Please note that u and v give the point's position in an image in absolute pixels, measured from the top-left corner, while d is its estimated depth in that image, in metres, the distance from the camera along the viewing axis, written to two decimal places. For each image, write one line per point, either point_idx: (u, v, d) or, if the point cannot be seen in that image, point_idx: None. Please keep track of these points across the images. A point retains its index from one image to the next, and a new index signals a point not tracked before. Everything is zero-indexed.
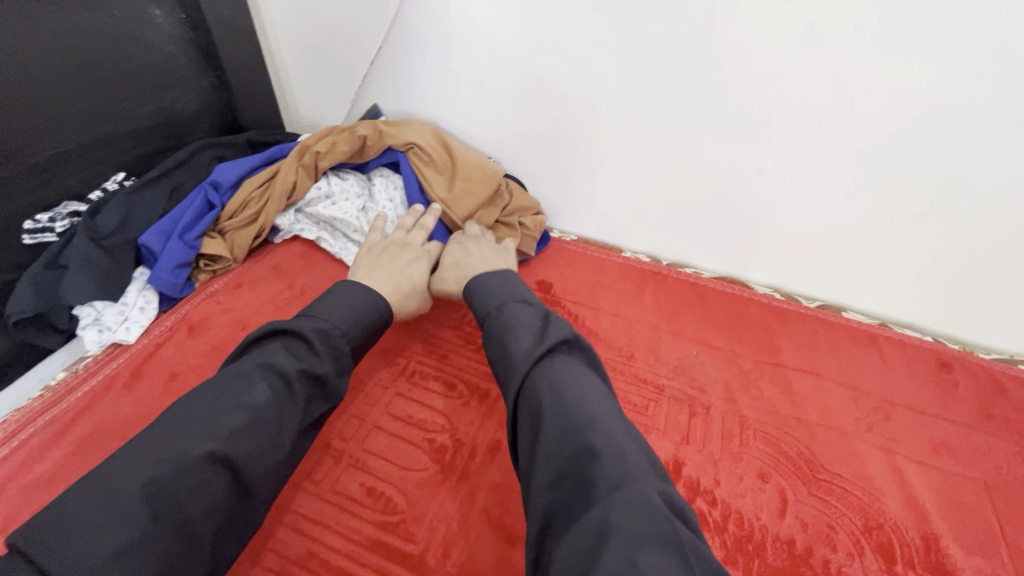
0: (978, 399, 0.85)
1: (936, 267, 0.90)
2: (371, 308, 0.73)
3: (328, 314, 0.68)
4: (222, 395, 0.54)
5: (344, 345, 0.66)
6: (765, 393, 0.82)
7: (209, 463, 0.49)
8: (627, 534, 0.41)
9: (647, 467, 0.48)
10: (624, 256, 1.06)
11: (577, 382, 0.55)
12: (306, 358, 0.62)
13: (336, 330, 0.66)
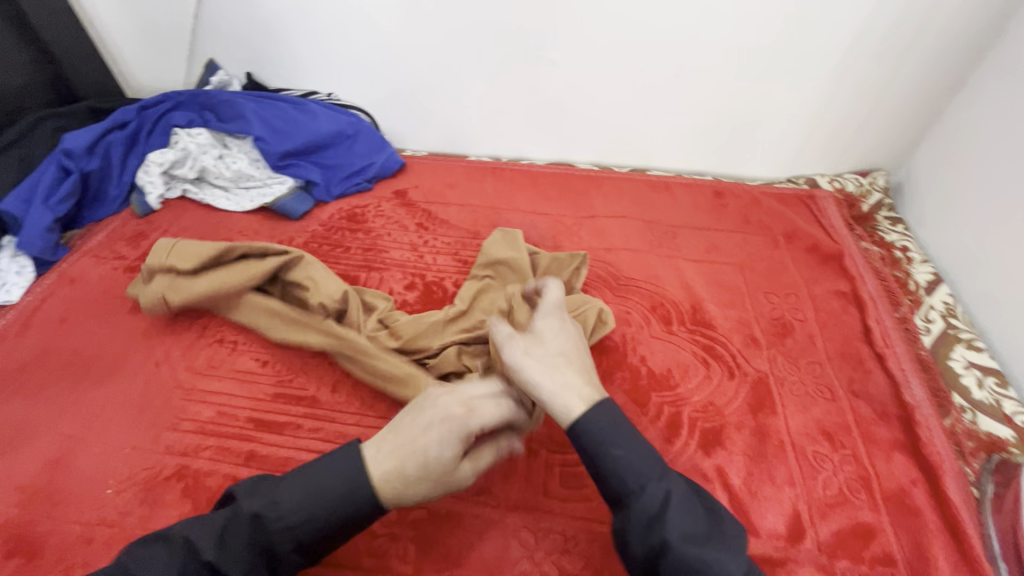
0: (741, 212, 1.10)
1: (701, 118, 1.14)
2: (345, 500, 0.52)
3: (303, 496, 0.52)
4: (147, 556, 0.48)
5: (287, 544, 0.51)
6: (582, 237, 1.04)
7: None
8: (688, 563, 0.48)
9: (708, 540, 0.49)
10: (468, 159, 1.22)
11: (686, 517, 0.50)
12: (235, 551, 0.49)
13: (281, 524, 0.51)
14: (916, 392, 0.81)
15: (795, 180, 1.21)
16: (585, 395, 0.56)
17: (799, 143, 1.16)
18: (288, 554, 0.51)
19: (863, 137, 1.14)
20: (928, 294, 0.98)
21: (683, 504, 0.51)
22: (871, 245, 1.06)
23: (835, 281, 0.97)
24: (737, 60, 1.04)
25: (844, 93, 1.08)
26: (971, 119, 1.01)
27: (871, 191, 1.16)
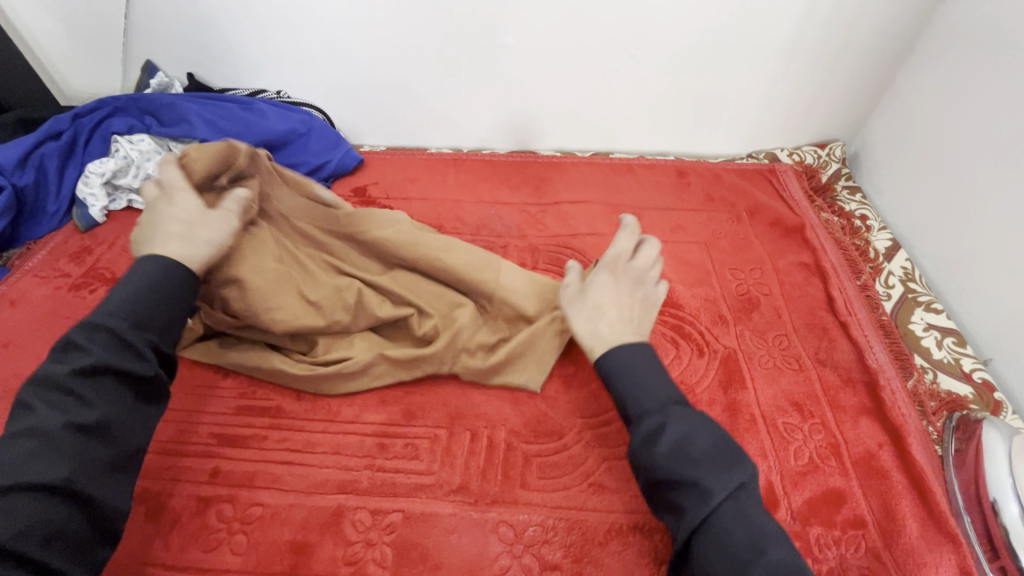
0: (704, 190, 1.11)
1: (660, 98, 1.13)
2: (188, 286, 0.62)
3: (119, 299, 0.57)
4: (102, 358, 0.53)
5: (124, 327, 0.55)
6: (547, 224, 1.03)
7: (86, 375, 0.52)
8: (668, 456, 0.53)
9: (704, 443, 0.53)
10: (428, 153, 1.20)
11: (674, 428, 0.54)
12: (95, 351, 0.53)
13: (114, 312, 0.55)
14: (879, 356, 0.82)
15: (755, 155, 1.22)
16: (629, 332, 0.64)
17: (757, 118, 1.17)
18: (131, 329, 0.55)
19: (819, 108, 1.16)
20: (888, 260, 1.00)
21: (664, 404, 0.57)
22: (832, 216, 1.07)
23: (798, 253, 0.98)
24: (692, 37, 1.04)
25: (799, 64, 1.08)
26: (921, 86, 1.03)
27: (829, 162, 1.18)
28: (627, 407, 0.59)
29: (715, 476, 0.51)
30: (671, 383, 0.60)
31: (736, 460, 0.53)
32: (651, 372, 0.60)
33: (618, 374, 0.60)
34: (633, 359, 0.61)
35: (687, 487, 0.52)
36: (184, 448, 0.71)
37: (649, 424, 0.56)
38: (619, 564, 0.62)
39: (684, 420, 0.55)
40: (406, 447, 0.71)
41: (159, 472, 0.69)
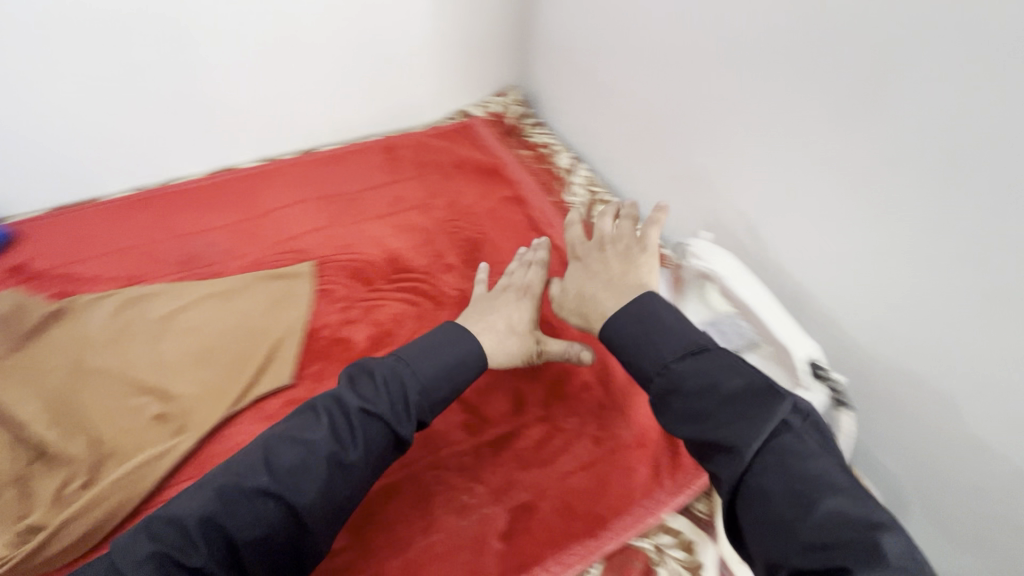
0: (412, 158, 1.17)
1: (340, 84, 1.15)
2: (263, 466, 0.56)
3: (420, 358, 0.66)
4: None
5: (381, 430, 0.60)
6: (263, 236, 0.99)
7: (270, 508, 0.54)
8: (430, 372, 0.65)
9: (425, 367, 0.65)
10: (102, 201, 1.04)
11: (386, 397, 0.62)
12: (313, 449, 0.57)
13: (380, 406, 0.60)
14: None
15: (452, 115, 1.32)
16: (629, 292, 0.69)
17: (439, 84, 1.27)
18: (354, 473, 0.58)
19: (486, 62, 1.29)
20: (571, 173, 1.17)
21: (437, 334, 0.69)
22: (522, 150, 1.23)
23: (501, 190, 1.11)
24: (338, 21, 1.06)
25: (452, 27, 1.18)
26: (545, 23, 1.20)
27: (511, 106, 1.32)
28: (640, 366, 0.61)
29: (734, 428, 0.52)
30: (682, 332, 0.61)
31: (767, 407, 0.52)
32: (647, 328, 0.63)
33: (616, 338, 0.65)
34: (627, 321, 0.64)
35: (716, 447, 0.53)
36: None
37: (659, 383, 0.59)
38: (399, 515, 0.65)
39: (691, 369, 0.57)
40: None
41: None
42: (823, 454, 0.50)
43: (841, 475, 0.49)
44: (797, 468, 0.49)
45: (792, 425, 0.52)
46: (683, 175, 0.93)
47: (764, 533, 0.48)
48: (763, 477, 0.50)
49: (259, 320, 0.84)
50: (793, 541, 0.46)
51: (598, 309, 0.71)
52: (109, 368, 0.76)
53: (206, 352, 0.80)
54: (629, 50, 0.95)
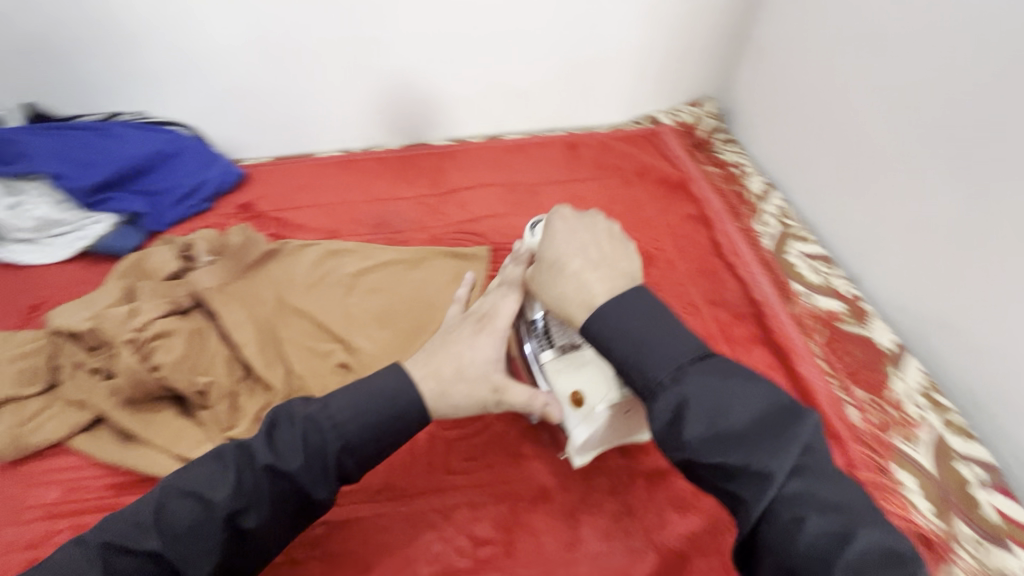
0: (594, 158, 1.14)
1: (540, 76, 1.16)
2: (345, 420, 0.49)
3: (712, 384, 0.43)
4: (135, 518, 0.47)
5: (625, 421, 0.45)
6: (447, 213, 1.03)
7: (288, 481, 0.48)
8: (701, 404, 0.42)
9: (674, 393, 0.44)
10: (316, 157, 1.15)
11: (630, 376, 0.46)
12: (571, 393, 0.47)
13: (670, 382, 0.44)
14: (764, 289, 0.89)
15: (639, 119, 1.27)
16: (619, 284, 0.51)
17: (634, 85, 1.22)
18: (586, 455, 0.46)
19: (687, 69, 1.22)
20: (762, 202, 1.08)
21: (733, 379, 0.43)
22: (711, 167, 1.15)
23: (686, 206, 1.04)
24: (557, 15, 1.06)
25: (663, 27, 1.14)
26: (771, 37, 1.11)
27: (704, 118, 1.25)
28: (632, 379, 0.46)
29: (766, 456, 0.40)
30: (682, 329, 0.47)
31: (793, 425, 0.41)
32: (648, 323, 0.47)
33: (600, 333, 0.48)
34: (622, 315, 0.48)
35: (733, 476, 0.41)
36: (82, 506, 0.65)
37: (665, 401, 0.43)
38: (544, 524, 0.64)
39: (705, 382, 0.43)
40: None
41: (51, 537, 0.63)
42: (839, 474, 0.41)
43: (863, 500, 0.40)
44: (827, 497, 0.39)
45: (811, 458, 0.41)
46: (920, 226, 0.84)
47: (792, 573, 0.38)
48: (804, 516, 0.38)
49: (437, 296, 0.88)
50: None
51: (584, 296, 0.51)
52: (307, 309, 0.84)
53: (388, 316, 0.86)
54: (891, 76, 0.86)
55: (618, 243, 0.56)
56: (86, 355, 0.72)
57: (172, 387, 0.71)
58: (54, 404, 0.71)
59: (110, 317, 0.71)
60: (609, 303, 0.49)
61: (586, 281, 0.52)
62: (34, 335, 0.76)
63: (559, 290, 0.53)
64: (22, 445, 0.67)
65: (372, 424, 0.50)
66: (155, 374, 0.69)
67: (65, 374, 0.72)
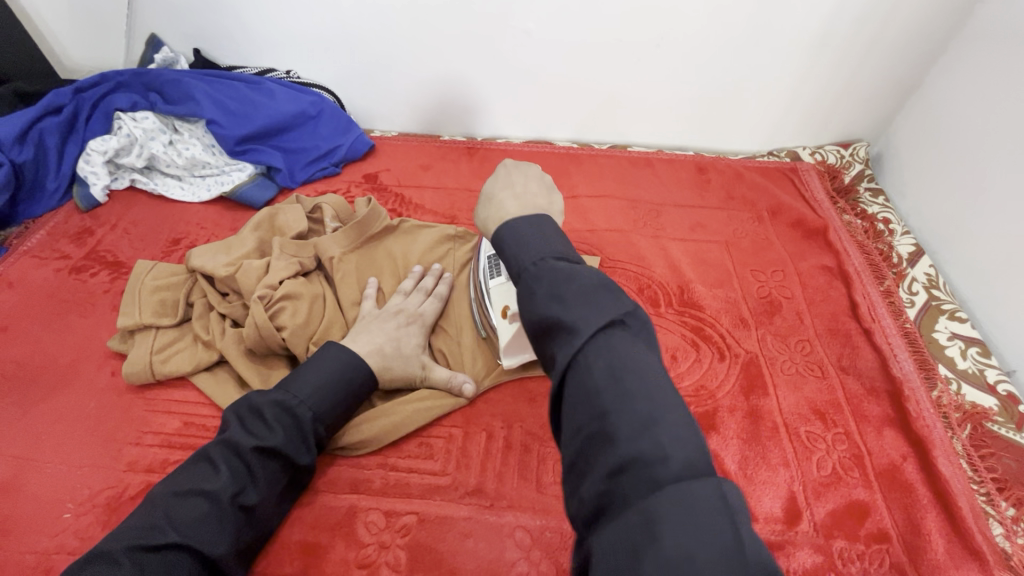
0: (724, 187, 1.08)
1: (682, 92, 1.10)
2: (341, 371, 0.64)
3: (585, 285, 0.40)
4: (197, 474, 0.55)
5: (541, 300, 0.41)
6: (564, 219, 1.00)
7: (316, 419, 0.61)
8: (577, 292, 0.40)
9: (594, 282, 0.41)
10: (441, 139, 1.16)
11: (573, 280, 0.41)
12: (549, 289, 0.41)
13: (572, 280, 0.41)
14: (904, 365, 0.81)
15: (777, 152, 1.18)
16: (531, 211, 0.51)
17: (781, 116, 1.14)
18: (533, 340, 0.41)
19: (845, 107, 1.12)
20: (911, 266, 0.97)
21: (596, 282, 0.41)
22: (854, 218, 1.05)
23: (821, 256, 0.96)
24: (716, 31, 1.00)
25: (831, 60, 1.05)
26: (957, 85, 0.99)
27: (852, 162, 1.15)
28: (507, 268, 0.46)
29: (574, 311, 0.39)
30: (564, 242, 0.46)
31: (611, 299, 0.40)
32: (537, 234, 0.46)
33: (505, 243, 0.47)
34: (523, 228, 0.46)
35: (551, 334, 0.39)
36: (192, 442, 0.69)
37: (527, 283, 0.43)
38: None
39: (560, 269, 0.42)
40: (420, 446, 0.69)
41: (164, 467, 0.66)
42: (648, 345, 0.39)
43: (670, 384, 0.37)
44: (629, 356, 0.37)
45: (631, 328, 0.39)
46: None
47: (576, 410, 0.36)
48: (608, 386, 0.36)
49: None
50: (592, 424, 0.35)
51: (495, 218, 0.52)
52: None
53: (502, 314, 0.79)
54: None
55: (546, 191, 0.55)
56: (220, 301, 0.75)
57: (289, 349, 0.72)
58: (186, 339, 0.75)
59: (247, 270, 0.74)
60: (512, 220, 0.48)
61: (503, 206, 0.52)
62: (174, 270, 0.80)
63: (488, 222, 0.53)
64: (154, 373, 0.71)
65: (366, 369, 0.66)
66: (278, 334, 0.70)
67: (199, 314, 0.75)
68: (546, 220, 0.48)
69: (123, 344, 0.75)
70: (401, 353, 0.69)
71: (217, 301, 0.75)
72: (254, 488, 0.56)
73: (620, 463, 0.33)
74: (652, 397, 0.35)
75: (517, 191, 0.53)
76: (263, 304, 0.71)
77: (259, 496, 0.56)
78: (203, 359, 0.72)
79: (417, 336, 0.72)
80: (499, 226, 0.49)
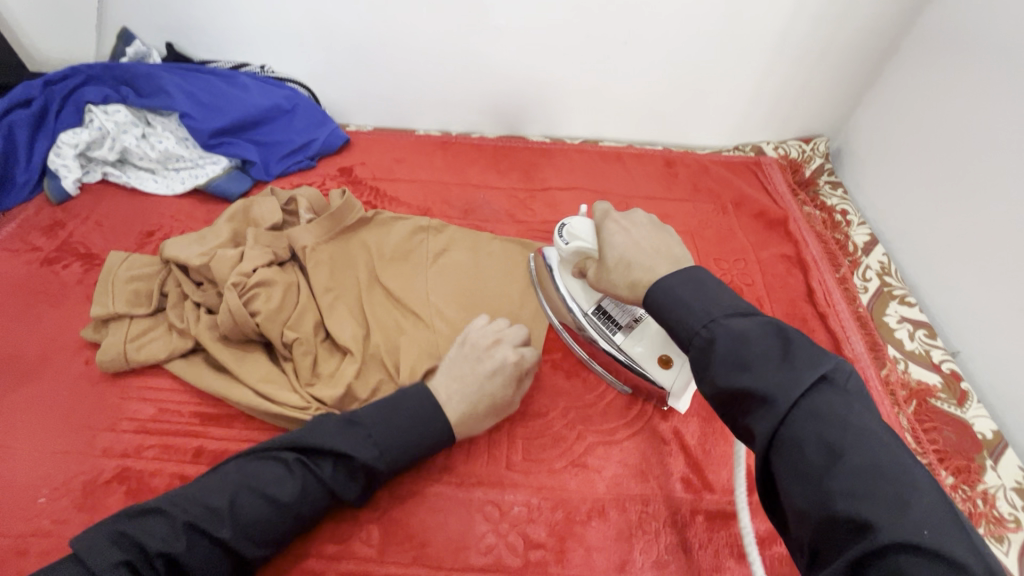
0: (691, 180, 1.11)
1: (649, 89, 1.14)
2: (429, 434, 0.61)
3: (772, 358, 0.44)
4: (268, 474, 0.56)
5: (718, 359, 0.46)
6: (536, 211, 1.03)
7: (390, 472, 0.60)
8: (770, 351, 0.44)
9: (777, 344, 0.44)
10: (416, 134, 1.17)
11: (745, 336, 0.45)
12: (735, 356, 0.45)
13: (755, 341, 0.45)
14: (855, 346, 0.85)
15: (742, 147, 1.23)
16: (677, 263, 0.56)
17: (746, 111, 1.18)
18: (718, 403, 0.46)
19: (805, 103, 1.17)
20: (865, 254, 1.02)
21: (781, 345, 0.44)
22: (813, 210, 1.10)
23: (781, 246, 1.00)
24: (681, 29, 1.04)
25: (791, 58, 1.09)
26: (909, 82, 1.04)
27: (813, 157, 1.20)
28: (675, 332, 0.51)
29: (770, 378, 0.43)
30: (726, 294, 0.51)
31: (807, 361, 0.43)
32: (699, 293, 0.51)
33: (665, 306, 0.52)
34: (678, 286, 0.52)
35: (751, 405, 0.43)
36: (167, 428, 0.70)
37: (700, 345, 0.48)
38: (597, 539, 0.64)
39: (734, 330, 0.46)
40: None
41: (139, 452, 0.67)
42: (861, 404, 0.42)
43: (922, 473, 0.38)
44: (840, 422, 0.40)
45: (839, 387, 0.42)
46: None
47: (790, 486, 0.40)
48: (814, 438, 0.40)
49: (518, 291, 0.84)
50: (822, 502, 0.38)
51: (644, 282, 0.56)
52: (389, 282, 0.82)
53: (470, 303, 0.82)
54: None
55: (660, 233, 0.62)
56: (195, 291, 0.76)
57: (263, 335, 0.74)
58: (160, 328, 0.76)
59: (221, 258, 0.75)
60: (666, 276, 0.54)
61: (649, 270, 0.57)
62: (148, 261, 0.81)
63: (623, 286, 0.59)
64: (128, 361, 0.72)
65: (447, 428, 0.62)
66: (252, 320, 0.72)
67: (173, 302, 0.76)
68: (707, 274, 0.53)
69: (96, 333, 0.76)
70: (483, 409, 0.64)
71: (191, 290, 0.77)
72: (310, 510, 0.57)
73: (864, 552, 0.34)
74: (896, 476, 0.37)
75: (634, 254, 0.60)
76: (236, 290, 0.72)
77: (311, 518, 0.57)
78: (177, 346, 0.73)
79: (500, 388, 0.65)
80: (653, 283, 0.55)
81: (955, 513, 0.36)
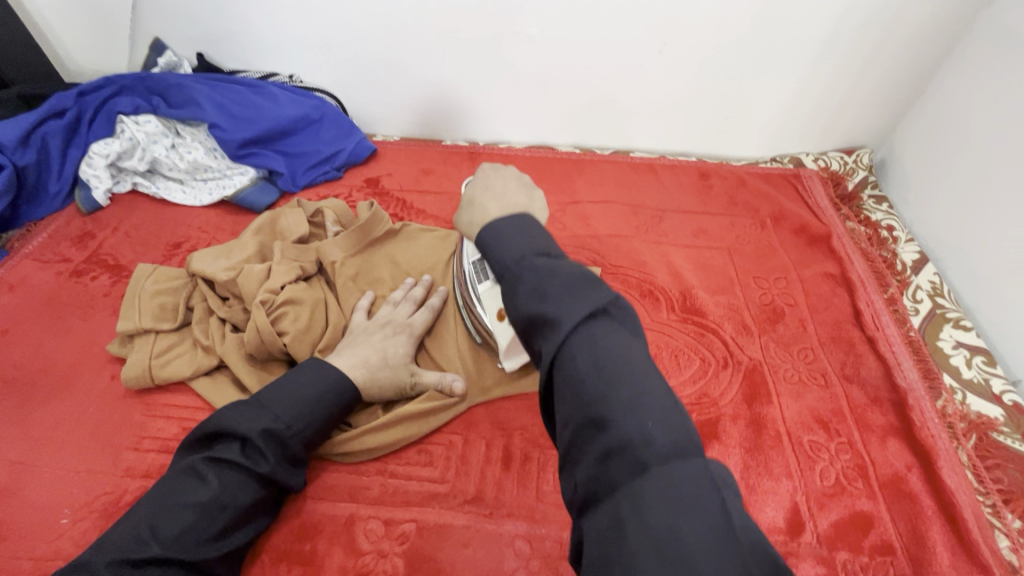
0: (727, 194, 1.07)
1: (683, 99, 1.10)
2: (333, 394, 0.63)
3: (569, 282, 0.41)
4: (180, 486, 0.54)
5: (524, 314, 0.41)
6: (567, 224, 1.00)
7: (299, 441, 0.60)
8: (565, 282, 0.40)
9: (578, 272, 0.42)
10: (443, 144, 1.15)
11: (553, 274, 0.42)
12: (541, 290, 0.41)
13: (553, 281, 0.41)
14: (908, 374, 0.80)
15: (780, 158, 1.18)
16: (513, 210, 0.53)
17: (784, 121, 1.13)
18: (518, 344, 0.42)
19: (849, 113, 1.12)
20: (915, 274, 0.97)
21: (571, 266, 0.43)
22: (857, 225, 1.05)
23: (824, 263, 0.95)
24: (718, 37, 1.00)
25: (835, 65, 1.04)
26: (963, 89, 0.98)
27: (855, 169, 1.14)
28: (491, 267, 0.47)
29: (561, 305, 0.39)
30: (546, 239, 0.47)
31: (592, 292, 0.40)
32: (518, 232, 0.47)
33: (488, 243, 0.47)
34: (505, 228, 0.47)
35: (538, 327, 0.40)
36: None
37: (509, 283, 0.44)
38: None
39: (541, 266, 0.43)
40: (420, 453, 0.69)
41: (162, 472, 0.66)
42: (632, 334, 0.40)
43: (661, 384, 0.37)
44: (611, 347, 0.37)
45: (614, 316, 0.40)
46: None
47: (561, 410, 0.37)
48: (585, 373, 0.36)
49: None
50: (583, 405, 0.36)
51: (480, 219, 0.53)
52: None
53: None
54: None
55: (525, 191, 0.57)
56: (221, 306, 0.75)
57: (289, 354, 0.72)
58: (186, 344, 0.75)
59: (248, 274, 0.73)
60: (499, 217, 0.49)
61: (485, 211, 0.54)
62: (174, 274, 0.80)
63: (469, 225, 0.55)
64: (154, 377, 0.71)
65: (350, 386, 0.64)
66: (279, 340, 0.70)
67: (199, 317, 0.75)
68: (528, 218, 0.49)
69: (123, 347, 0.75)
70: (388, 363, 0.68)
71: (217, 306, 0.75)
72: (245, 498, 0.56)
73: (614, 456, 0.34)
74: (644, 389, 0.35)
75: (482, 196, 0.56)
76: (263, 308, 0.70)
77: (250, 508, 0.56)
78: (203, 364, 0.72)
79: (405, 346, 0.70)
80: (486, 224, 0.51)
81: (679, 409, 0.36)
